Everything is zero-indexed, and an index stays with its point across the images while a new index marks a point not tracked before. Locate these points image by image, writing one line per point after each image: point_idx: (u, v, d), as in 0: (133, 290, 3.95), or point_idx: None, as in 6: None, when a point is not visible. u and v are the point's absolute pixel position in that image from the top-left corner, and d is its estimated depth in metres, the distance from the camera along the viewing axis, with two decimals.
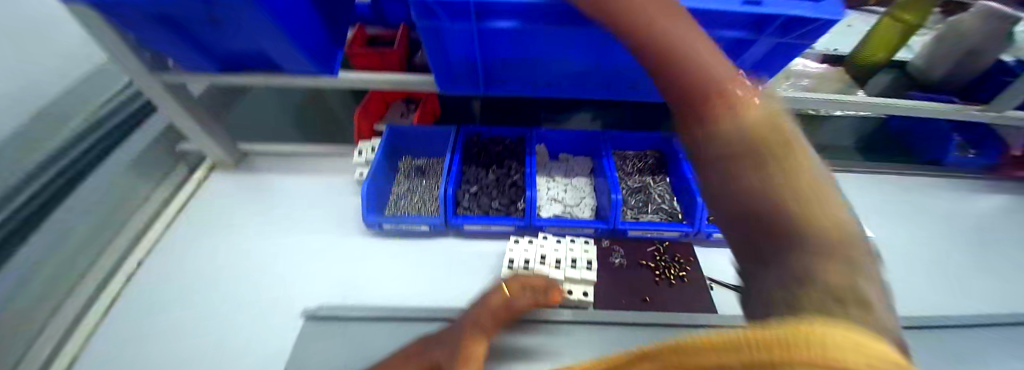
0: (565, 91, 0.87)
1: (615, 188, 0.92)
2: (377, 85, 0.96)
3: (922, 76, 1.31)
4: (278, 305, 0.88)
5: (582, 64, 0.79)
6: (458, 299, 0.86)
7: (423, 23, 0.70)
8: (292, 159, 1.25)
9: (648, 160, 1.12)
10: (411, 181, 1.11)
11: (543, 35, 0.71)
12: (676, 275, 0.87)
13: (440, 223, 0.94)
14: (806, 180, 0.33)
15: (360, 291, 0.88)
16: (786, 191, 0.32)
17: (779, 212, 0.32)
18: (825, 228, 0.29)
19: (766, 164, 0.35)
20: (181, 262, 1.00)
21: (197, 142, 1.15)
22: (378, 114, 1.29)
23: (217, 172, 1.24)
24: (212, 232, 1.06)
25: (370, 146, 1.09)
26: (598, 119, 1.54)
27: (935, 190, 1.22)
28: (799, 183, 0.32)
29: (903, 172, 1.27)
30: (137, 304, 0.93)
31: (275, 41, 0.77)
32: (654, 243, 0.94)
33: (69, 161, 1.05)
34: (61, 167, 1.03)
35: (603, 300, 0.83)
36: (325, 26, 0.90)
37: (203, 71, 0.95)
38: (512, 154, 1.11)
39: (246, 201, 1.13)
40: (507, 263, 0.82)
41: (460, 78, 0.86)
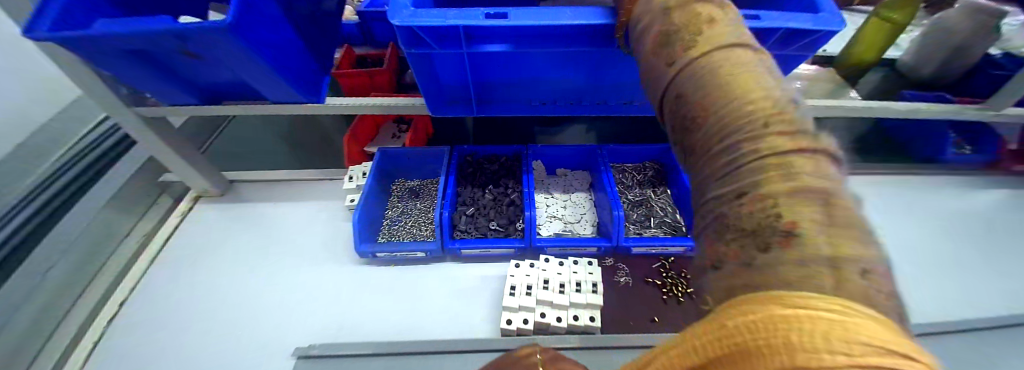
0: (561, 109, 0.85)
1: (616, 204, 0.88)
2: (365, 110, 0.93)
3: (912, 73, 1.32)
4: (266, 345, 0.83)
5: (576, 81, 0.77)
6: (458, 331, 0.81)
7: (412, 50, 0.67)
8: (280, 185, 1.21)
9: (647, 172, 1.09)
10: (405, 204, 1.08)
11: (535, 55, 0.69)
12: (685, 291, 0.84)
13: (437, 249, 0.91)
14: (712, 123, 0.34)
15: (354, 326, 0.84)
16: (699, 144, 0.36)
17: (697, 164, 0.36)
18: (726, 175, 0.31)
19: (685, 118, 0.38)
20: (164, 301, 0.95)
21: (180, 173, 1.12)
22: (367, 136, 1.27)
23: (202, 202, 1.20)
24: (197, 267, 1.01)
25: (361, 171, 1.06)
26: (591, 131, 1.53)
27: (937, 188, 1.21)
28: (704, 131, 0.35)
29: (906, 171, 1.25)
30: (115, 350, 0.87)
31: (259, 71, 0.75)
32: (660, 259, 0.91)
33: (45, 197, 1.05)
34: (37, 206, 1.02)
35: (610, 323, 0.79)
36: (310, 53, 0.89)
37: (186, 104, 0.92)
38: (508, 173, 1.09)
39: (233, 232, 1.09)
40: (509, 290, 0.78)
41: (453, 101, 0.84)
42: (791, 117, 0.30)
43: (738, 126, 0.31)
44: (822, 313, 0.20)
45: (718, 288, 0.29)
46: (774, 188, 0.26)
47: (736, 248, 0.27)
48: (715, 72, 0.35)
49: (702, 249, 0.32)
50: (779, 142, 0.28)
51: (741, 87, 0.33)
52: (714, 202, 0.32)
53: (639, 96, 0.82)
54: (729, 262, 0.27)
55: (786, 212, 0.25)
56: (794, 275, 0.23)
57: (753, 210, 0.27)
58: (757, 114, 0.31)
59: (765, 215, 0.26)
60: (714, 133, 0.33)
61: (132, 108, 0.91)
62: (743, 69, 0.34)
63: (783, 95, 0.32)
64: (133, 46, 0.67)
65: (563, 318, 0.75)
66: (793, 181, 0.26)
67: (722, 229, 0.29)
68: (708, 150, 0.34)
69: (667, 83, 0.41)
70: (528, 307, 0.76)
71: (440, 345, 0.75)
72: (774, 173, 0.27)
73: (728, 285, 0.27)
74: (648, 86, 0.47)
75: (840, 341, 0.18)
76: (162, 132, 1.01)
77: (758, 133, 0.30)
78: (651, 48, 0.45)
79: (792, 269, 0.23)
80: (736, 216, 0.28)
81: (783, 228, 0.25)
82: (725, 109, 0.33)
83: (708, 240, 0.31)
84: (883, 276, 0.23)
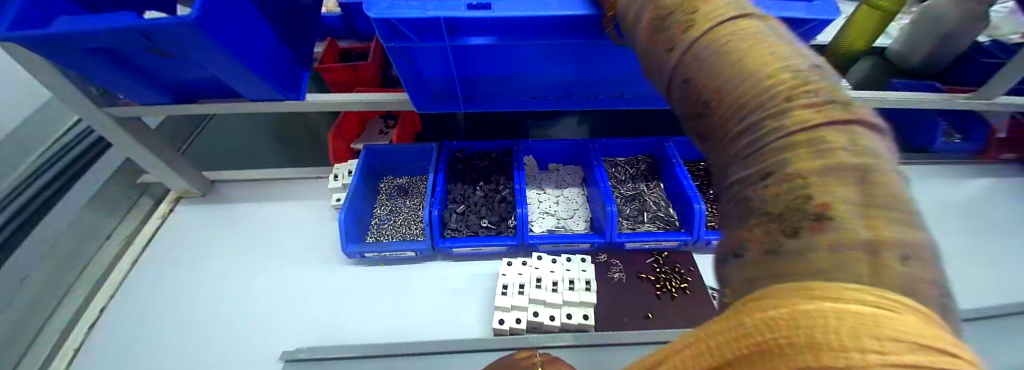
0: (551, 104, 0.83)
1: (609, 199, 0.87)
2: (349, 107, 0.90)
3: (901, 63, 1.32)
4: (253, 350, 0.80)
5: (566, 73, 0.75)
6: (451, 332, 0.79)
7: (391, 44, 0.64)
8: (265, 185, 1.18)
9: (640, 166, 1.08)
10: (394, 202, 1.05)
11: (523, 47, 0.66)
12: (678, 286, 0.83)
13: (427, 248, 0.89)
14: (728, 104, 0.32)
15: (343, 329, 0.82)
16: (717, 128, 0.34)
17: (719, 148, 0.34)
18: (750, 157, 0.30)
19: (698, 101, 0.36)
20: (145, 307, 0.91)
21: (160, 175, 1.08)
22: (354, 132, 1.23)
23: (184, 204, 1.16)
24: (179, 271, 0.98)
25: (347, 169, 1.04)
26: (582, 124, 1.51)
27: (926, 177, 1.22)
28: (721, 114, 0.33)
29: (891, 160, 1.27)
30: (94, 360, 0.84)
31: (235, 68, 0.71)
32: (653, 254, 0.90)
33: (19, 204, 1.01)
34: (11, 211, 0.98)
35: (605, 320, 0.78)
36: (287, 48, 0.85)
37: (157, 103, 0.88)
38: (499, 169, 1.06)
39: (216, 234, 1.05)
40: (501, 290, 0.77)
41: (437, 96, 0.81)
42: (815, 87, 0.28)
43: (759, 103, 0.30)
44: (849, 306, 0.19)
45: (742, 276, 0.28)
46: (801, 168, 0.25)
47: (761, 233, 0.27)
48: (724, 50, 0.34)
49: (729, 238, 0.32)
50: (806, 116, 0.27)
51: (755, 63, 0.31)
52: (739, 187, 0.31)
53: (631, 88, 0.80)
54: (753, 248, 0.27)
55: (817, 193, 0.24)
56: (823, 261, 0.22)
57: (779, 192, 0.26)
58: (777, 89, 0.29)
59: (793, 198, 0.25)
60: (732, 114, 0.32)
61: (104, 108, 0.87)
62: (756, 42, 0.33)
63: (803, 64, 0.30)
64: (96, 44, 0.63)
65: (557, 317, 0.74)
66: (823, 159, 0.25)
67: (747, 213, 0.29)
68: (728, 132, 0.33)
69: (671, 68, 0.39)
70: (521, 306, 0.75)
71: (433, 346, 0.74)
72: (802, 151, 0.26)
73: (754, 271, 0.27)
74: (651, 74, 0.45)
75: (870, 337, 0.18)
76: (137, 132, 0.96)
77: (781, 109, 0.28)
78: (648, 35, 0.43)
79: (826, 255, 0.22)
80: (761, 199, 0.27)
81: (813, 212, 0.24)
82: (740, 88, 0.31)
83: (735, 228, 0.30)
84: (922, 261, 0.22)
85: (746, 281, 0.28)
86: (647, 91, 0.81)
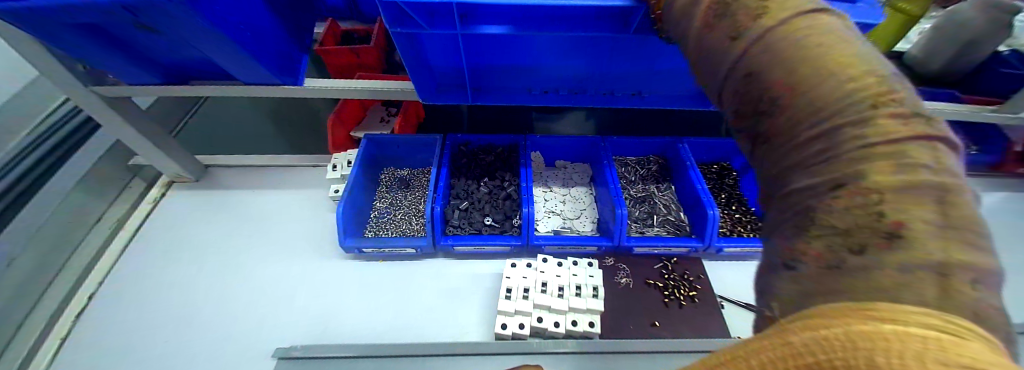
0: (564, 101, 0.77)
1: (619, 202, 0.83)
2: (349, 95, 0.85)
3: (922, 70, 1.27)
4: (248, 342, 0.78)
5: (581, 67, 0.70)
6: (450, 334, 0.77)
7: (397, 30, 0.59)
8: (260, 172, 1.13)
9: (651, 167, 1.04)
10: (394, 194, 1.02)
11: (539, 39, 0.62)
12: (687, 294, 0.81)
13: (428, 245, 0.85)
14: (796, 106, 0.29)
15: (339, 326, 0.79)
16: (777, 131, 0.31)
17: (775, 153, 0.31)
18: (822, 164, 0.27)
19: (758, 100, 0.33)
20: (135, 296, 0.88)
21: (151, 159, 1.03)
22: (354, 119, 1.19)
23: (176, 189, 1.12)
24: (172, 258, 0.94)
25: (346, 159, 0.99)
26: (590, 119, 1.47)
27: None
28: (787, 114, 0.30)
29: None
30: (82, 349, 0.81)
31: (229, 49, 0.67)
32: (661, 260, 0.87)
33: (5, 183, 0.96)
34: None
35: (609, 327, 0.76)
36: (283, 29, 0.80)
37: (149, 83, 0.83)
38: (505, 165, 1.02)
39: (210, 221, 1.02)
40: (505, 293, 0.74)
41: (445, 86, 0.76)
42: (899, 96, 0.26)
43: (838, 108, 0.26)
44: (908, 328, 0.19)
45: (793, 288, 0.27)
46: (877, 181, 0.23)
47: (819, 250, 0.25)
48: (802, 45, 0.30)
49: (778, 248, 0.30)
50: (891, 128, 0.24)
51: (835, 63, 0.28)
52: (800, 196, 0.28)
53: (650, 86, 0.75)
54: (808, 262, 0.26)
55: (891, 212, 0.22)
56: (890, 280, 0.21)
57: (850, 207, 0.24)
58: (857, 94, 0.26)
59: (864, 214, 0.23)
60: (801, 115, 0.28)
61: (91, 87, 0.82)
62: (834, 39, 0.29)
63: (885, 70, 0.27)
64: (73, 17, 0.57)
65: (561, 323, 0.72)
66: (904, 175, 0.23)
67: (807, 223, 0.27)
68: (793, 135, 0.29)
69: (729, 58, 0.35)
70: (525, 311, 0.72)
71: (432, 347, 0.71)
72: (883, 164, 0.24)
73: (809, 285, 0.26)
74: (699, 64, 0.41)
75: (938, 364, 0.16)
76: (128, 114, 0.92)
77: (863, 116, 0.25)
78: (704, 19, 0.39)
79: (892, 274, 0.21)
80: (824, 211, 0.25)
81: (885, 230, 0.22)
82: (818, 87, 0.28)
83: (789, 237, 0.29)
84: (990, 288, 0.21)
85: (797, 296, 0.27)
86: (667, 91, 0.77)
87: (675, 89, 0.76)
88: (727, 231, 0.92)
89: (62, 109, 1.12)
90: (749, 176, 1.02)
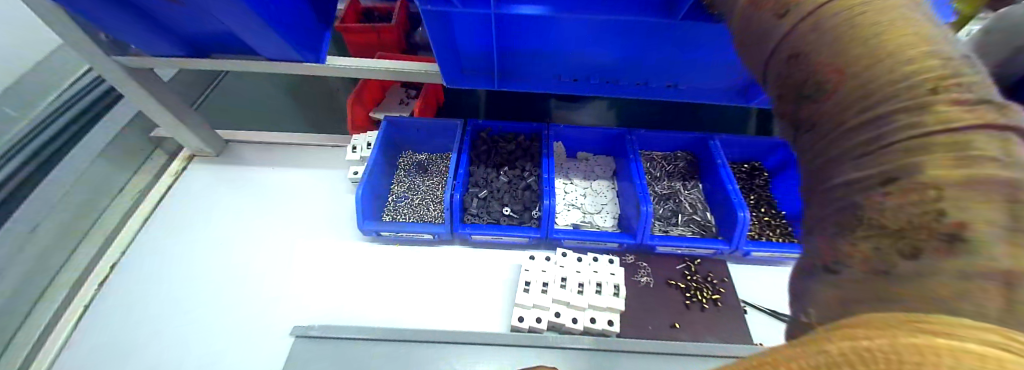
0: (592, 89, 0.74)
1: (646, 199, 0.80)
2: (373, 75, 0.83)
3: None
4: (263, 319, 0.79)
5: (614, 54, 0.66)
6: (464, 323, 0.76)
7: (426, 7, 0.57)
8: (280, 150, 1.13)
9: (679, 163, 1.00)
10: (412, 179, 1.00)
11: (573, 21, 0.58)
12: (709, 297, 0.78)
13: (446, 232, 0.84)
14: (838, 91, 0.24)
15: (352, 308, 0.79)
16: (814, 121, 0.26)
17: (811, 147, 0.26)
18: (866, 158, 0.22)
19: (792, 84, 0.27)
20: (154, 265, 0.90)
21: (174, 131, 1.04)
22: (373, 99, 1.16)
23: (197, 163, 1.13)
24: (192, 231, 0.96)
25: (365, 141, 0.98)
26: (613, 109, 1.42)
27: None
28: (833, 97, 0.24)
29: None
30: (105, 315, 0.84)
31: (247, 21, 0.65)
32: (684, 261, 0.85)
33: (35, 147, 0.99)
34: (29, 152, 0.98)
35: (629, 326, 0.74)
36: (308, 4, 0.77)
37: (168, 55, 0.82)
38: (526, 154, 0.99)
39: (229, 196, 1.02)
40: (523, 286, 0.72)
41: (470, 69, 0.73)
42: (970, 82, 0.20)
43: (891, 93, 0.21)
44: (966, 345, 0.15)
45: (832, 295, 0.22)
46: (934, 176, 0.18)
47: (865, 250, 0.20)
48: (854, 17, 0.24)
49: (816, 248, 0.25)
50: (954, 116, 0.19)
51: (892, 41, 0.23)
52: (841, 192, 0.23)
53: (686, 77, 0.71)
54: (852, 265, 0.21)
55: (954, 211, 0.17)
56: (949, 287, 0.17)
57: (905, 203, 0.19)
58: (915, 78, 0.21)
59: (919, 212, 0.18)
60: (850, 98, 0.23)
61: (112, 56, 0.81)
62: (896, 16, 0.24)
63: (952, 53, 0.22)
64: None
65: (579, 320, 0.70)
66: (966, 167, 0.17)
67: (852, 222, 0.21)
68: (837, 120, 0.24)
69: (764, 37, 0.30)
70: (542, 305, 0.70)
71: (447, 334, 0.71)
72: (938, 158, 0.18)
73: (853, 291, 0.21)
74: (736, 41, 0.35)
75: None
76: (150, 86, 0.92)
77: (921, 101, 0.20)
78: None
79: (950, 283, 0.17)
80: (875, 210, 0.20)
81: (944, 232, 0.17)
82: (872, 66, 0.23)
83: (834, 234, 0.23)
84: None
85: (834, 302, 0.22)
86: (703, 82, 0.72)
87: (711, 81, 0.72)
88: (755, 234, 0.88)
89: (83, 80, 1.13)
90: (783, 178, 0.97)
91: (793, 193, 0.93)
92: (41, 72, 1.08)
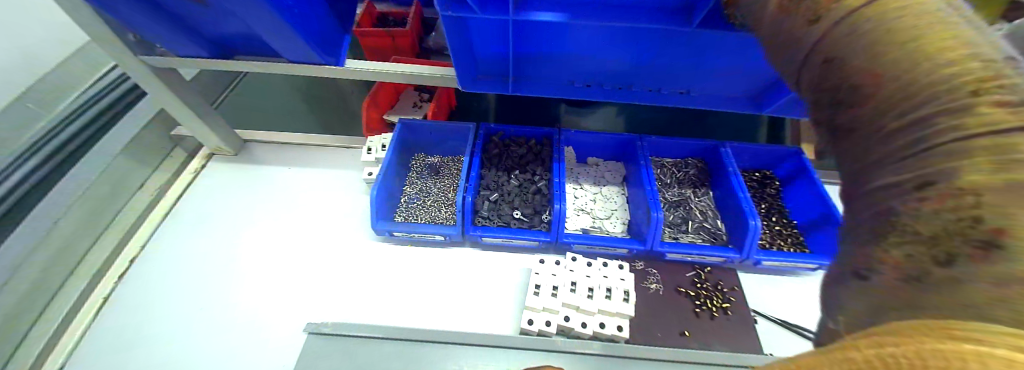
0: (605, 94, 0.76)
1: (656, 205, 0.80)
2: (391, 78, 0.85)
3: None
4: (276, 315, 0.81)
5: (628, 61, 0.67)
6: (474, 324, 0.77)
7: (447, 13, 0.58)
8: (295, 149, 1.16)
9: (689, 170, 1.01)
10: (424, 181, 1.02)
11: (590, 29, 0.59)
12: (720, 305, 0.78)
13: (457, 234, 0.85)
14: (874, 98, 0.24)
15: (363, 306, 0.81)
16: (853, 124, 0.26)
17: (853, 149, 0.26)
18: (906, 159, 0.22)
19: (832, 90, 0.28)
20: (171, 261, 0.93)
21: (195, 130, 1.07)
22: (387, 103, 1.19)
23: (215, 161, 1.16)
24: (209, 228, 0.98)
25: (380, 143, 0.99)
26: (622, 115, 1.43)
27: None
28: (871, 105, 0.25)
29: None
30: (123, 307, 0.86)
31: (272, 24, 0.67)
32: (694, 268, 0.84)
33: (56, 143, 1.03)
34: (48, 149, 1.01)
35: (637, 332, 0.74)
36: (328, 8, 0.80)
37: (195, 56, 0.85)
38: (537, 158, 1.00)
39: (245, 194, 1.05)
40: (533, 289, 0.73)
41: (486, 74, 0.75)
42: (1015, 83, 0.20)
43: (932, 93, 0.22)
44: (995, 350, 0.15)
45: (864, 301, 0.22)
46: (977, 179, 0.18)
47: (899, 257, 0.20)
48: (891, 25, 0.25)
49: (851, 255, 0.25)
50: (1002, 115, 0.19)
51: (930, 45, 0.23)
52: (880, 196, 0.24)
53: (698, 84, 0.72)
54: (886, 272, 0.21)
55: (992, 215, 0.17)
56: (982, 295, 0.17)
57: (939, 209, 0.19)
58: (955, 80, 0.21)
59: (956, 218, 0.18)
60: (887, 103, 0.24)
61: (141, 56, 0.85)
62: (934, 19, 0.24)
63: (998, 54, 0.22)
64: None
65: (588, 324, 0.70)
66: (1009, 170, 0.17)
67: (885, 228, 0.22)
68: (877, 125, 0.24)
69: (804, 46, 0.30)
70: (552, 309, 0.71)
71: (456, 335, 0.72)
72: (981, 160, 0.19)
73: (885, 298, 0.21)
74: (772, 50, 0.35)
75: None
76: (172, 84, 0.95)
77: (962, 103, 0.20)
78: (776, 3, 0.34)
79: (988, 288, 0.17)
80: (909, 215, 0.21)
81: (978, 238, 0.17)
82: (910, 72, 0.23)
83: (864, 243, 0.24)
84: None
85: (868, 310, 0.22)
86: (715, 89, 0.73)
87: (723, 88, 0.72)
88: (766, 243, 0.88)
89: (106, 78, 1.16)
90: (794, 188, 0.97)
91: (805, 203, 0.93)
92: (66, 69, 1.12)
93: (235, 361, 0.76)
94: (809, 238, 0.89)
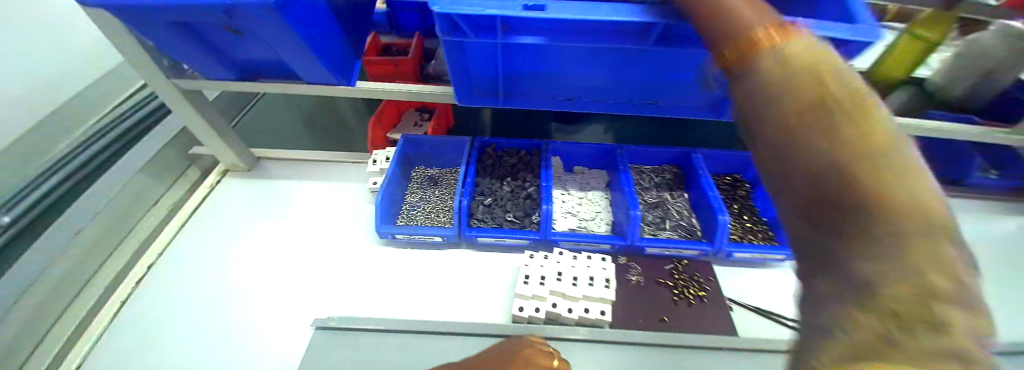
0: (584, 106, 0.87)
1: (634, 204, 0.89)
2: (396, 96, 0.96)
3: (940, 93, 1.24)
4: (285, 314, 0.86)
5: (601, 77, 0.79)
6: (470, 316, 0.83)
7: (448, 38, 0.70)
8: (305, 165, 1.26)
9: (665, 175, 1.10)
10: (424, 190, 1.11)
11: (566, 50, 0.71)
12: (695, 293, 0.85)
13: (454, 235, 0.93)
14: (872, 202, 0.24)
15: (366, 304, 0.86)
16: (840, 218, 0.26)
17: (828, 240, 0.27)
18: (889, 259, 0.23)
19: (828, 178, 0.27)
20: (186, 268, 0.99)
21: (212, 147, 1.17)
22: (390, 121, 1.29)
23: (229, 177, 1.25)
24: (221, 238, 1.05)
25: (384, 155, 1.09)
26: (608, 131, 1.55)
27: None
28: (858, 199, 0.25)
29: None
30: (138, 311, 0.91)
31: (297, 50, 0.79)
32: (673, 262, 0.92)
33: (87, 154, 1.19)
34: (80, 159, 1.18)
35: (621, 319, 0.81)
36: (343, 38, 0.92)
37: (222, 78, 0.97)
38: (527, 167, 1.10)
39: (257, 206, 1.13)
40: (523, 279, 0.80)
41: (480, 90, 0.86)
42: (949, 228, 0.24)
43: (924, 215, 0.23)
44: None
45: (837, 349, 0.22)
46: (938, 278, 0.21)
47: (874, 316, 0.22)
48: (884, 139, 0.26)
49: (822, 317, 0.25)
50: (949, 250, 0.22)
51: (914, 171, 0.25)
52: (852, 276, 0.24)
53: (664, 96, 0.83)
54: (868, 324, 0.22)
55: (946, 296, 0.20)
56: (948, 352, 0.18)
57: (917, 290, 0.21)
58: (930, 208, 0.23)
59: (919, 297, 0.21)
60: (876, 210, 0.24)
61: (173, 78, 0.96)
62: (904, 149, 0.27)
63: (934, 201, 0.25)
64: (182, 19, 0.70)
65: (574, 309, 0.77)
66: (958, 278, 0.21)
67: (864, 293, 0.23)
68: (865, 220, 0.24)
69: (802, 128, 0.30)
70: (540, 296, 0.77)
71: (454, 326, 0.78)
72: (941, 267, 0.21)
73: (858, 347, 0.21)
74: (755, 125, 0.35)
75: None
76: (196, 105, 1.05)
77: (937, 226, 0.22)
78: (779, 81, 0.33)
79: (951, 347, 0.19)
80: (888, 286, 0.22)
81: (939, 312, 0.20)
82: (901, 188, 0.24)
83: (829, 227, 0.26)
84: None
85: (841, 359, 0.21)
86: (679, 100, 0.84)
87: (686, 99, 0.83)
88: (738, 237, 0.97)
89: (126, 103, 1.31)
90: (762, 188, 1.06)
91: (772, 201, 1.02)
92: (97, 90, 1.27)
93: (243, 358, 0.80)
94: (777, 233, 0.98)
